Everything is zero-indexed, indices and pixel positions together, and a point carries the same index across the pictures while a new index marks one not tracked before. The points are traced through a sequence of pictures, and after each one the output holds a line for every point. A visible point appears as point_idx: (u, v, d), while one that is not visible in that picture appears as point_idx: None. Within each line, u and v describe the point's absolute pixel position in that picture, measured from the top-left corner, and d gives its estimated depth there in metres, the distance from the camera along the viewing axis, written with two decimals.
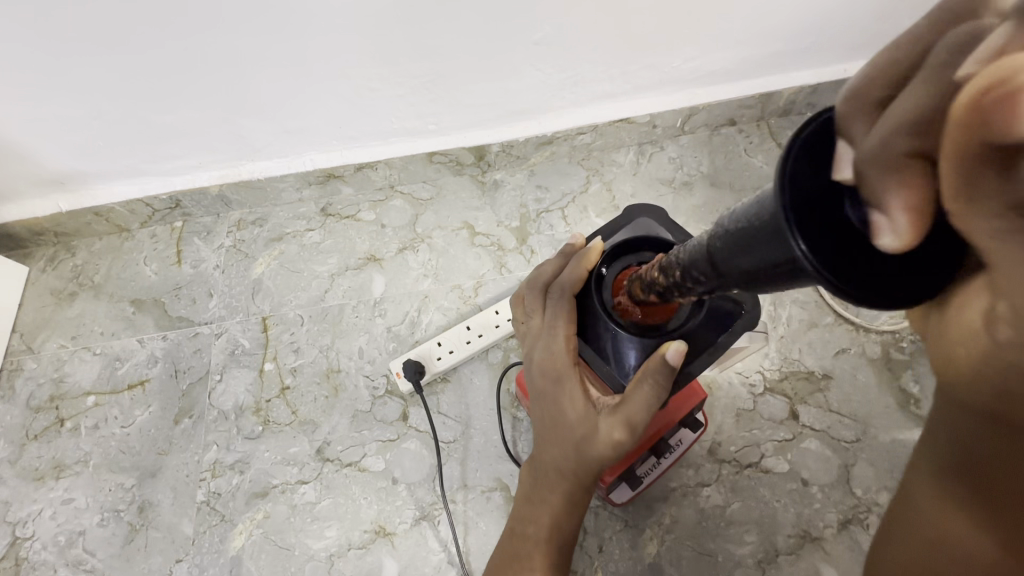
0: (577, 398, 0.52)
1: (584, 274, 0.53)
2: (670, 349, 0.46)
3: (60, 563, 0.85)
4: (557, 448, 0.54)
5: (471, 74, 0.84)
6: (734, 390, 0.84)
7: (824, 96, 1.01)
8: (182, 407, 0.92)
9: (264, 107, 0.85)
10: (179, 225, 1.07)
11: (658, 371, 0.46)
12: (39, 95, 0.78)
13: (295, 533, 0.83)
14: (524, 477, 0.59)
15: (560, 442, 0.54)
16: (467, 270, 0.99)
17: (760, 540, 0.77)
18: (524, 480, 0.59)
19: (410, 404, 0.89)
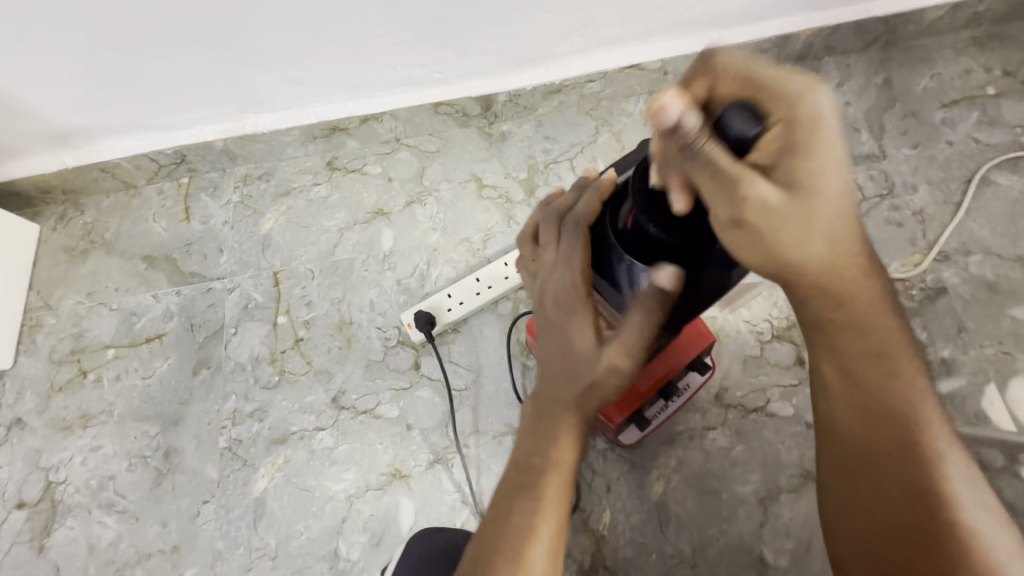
0: (586, 331, 0.53)
1: (600, 205, 0.52)
2: (661, 273, 0.46)
3: (93, 505, 0.89)
4: (565, 380, 0.54)
5: (477, 17, 0.82)
6: (741, 338, 0.85)
7: (841, 39, 0.98)
8: (199, 359, 0.95)
9: (266, 58, 0.84)
10: (186, 181, 1.07)
11: (655, 297, 0.47)
12: (34, 45, 0.76)
13: (315, 476, 0.86)
14: (525, 413, 0.58)
15: (567, 373, 0.54)
16: (475, 223, 0.99)
17: (763, 479, 0.79)
18: (525, 416, 0.58)
19: (422, 354, 0.91)
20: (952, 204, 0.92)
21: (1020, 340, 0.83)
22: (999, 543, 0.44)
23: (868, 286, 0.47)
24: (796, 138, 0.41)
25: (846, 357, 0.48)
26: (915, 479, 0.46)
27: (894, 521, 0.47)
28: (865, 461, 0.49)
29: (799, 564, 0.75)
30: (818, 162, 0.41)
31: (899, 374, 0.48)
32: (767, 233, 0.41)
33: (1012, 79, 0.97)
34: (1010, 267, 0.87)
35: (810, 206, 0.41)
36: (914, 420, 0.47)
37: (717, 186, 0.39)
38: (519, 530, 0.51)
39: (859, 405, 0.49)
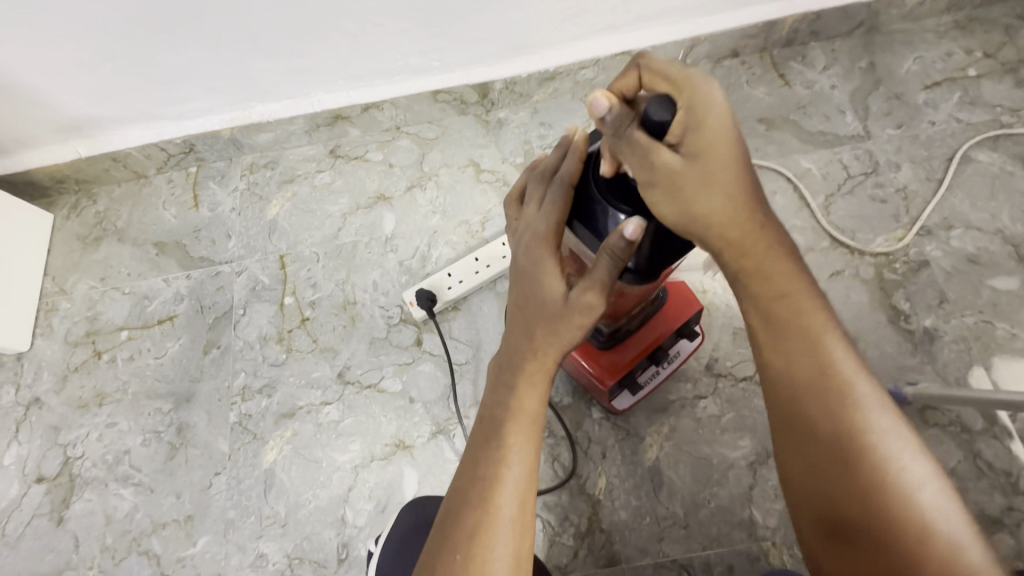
0: (551, 280, 0.53)
1: (582, 163, 0.51)
2: (629, 225, 0.45)
3: (110, 478, 0.92)
4: (529, 329, 0.55)
5: (472, 6, 0.86)
6: (730, 311, 0.88)
7: (827, 24, 1.01)
8: (209, 339, 0.98)
9: (272, 46, 0.87)
10: (194, 170, 1.11)
11: (619, 247, 0.46)
12: (49, 35, 0.79)
13: (322, 448, 0.90)
14: (490, 370, 0.58)
15: (533, 323, 0.54)
16: (474, 206, 1.02)
17: (753, 444, 0.82)
18: (490, 372, 0.58)
19: (424, 331, 0.95)
20: (934, 180, 0.95)
21: (999, 310, 0.86)
22: (937, 499, 0.42)
23: (767, 239, 0.47)
24: (703, 121, 0.43)
25: (766, 313, 0.48)
26: (848, 443, 0.44)
27: (839, 492, 0.44)
28: (801, 429, 0.46)
29: (787, 524, 0.79)
30: (714, 139, 0.44)
31: (814, 323, 0.47)
32: (679, 191, 0.44)
33: (992, 61, 1.01)
34: (990, 241, 0.90)
35: (711, 171, 0.44)
36: (835, 373, 0.45)
37: (634, 154, 0.44)
38: (485, 479, 0.50)
39: (784, 366, 0.47)
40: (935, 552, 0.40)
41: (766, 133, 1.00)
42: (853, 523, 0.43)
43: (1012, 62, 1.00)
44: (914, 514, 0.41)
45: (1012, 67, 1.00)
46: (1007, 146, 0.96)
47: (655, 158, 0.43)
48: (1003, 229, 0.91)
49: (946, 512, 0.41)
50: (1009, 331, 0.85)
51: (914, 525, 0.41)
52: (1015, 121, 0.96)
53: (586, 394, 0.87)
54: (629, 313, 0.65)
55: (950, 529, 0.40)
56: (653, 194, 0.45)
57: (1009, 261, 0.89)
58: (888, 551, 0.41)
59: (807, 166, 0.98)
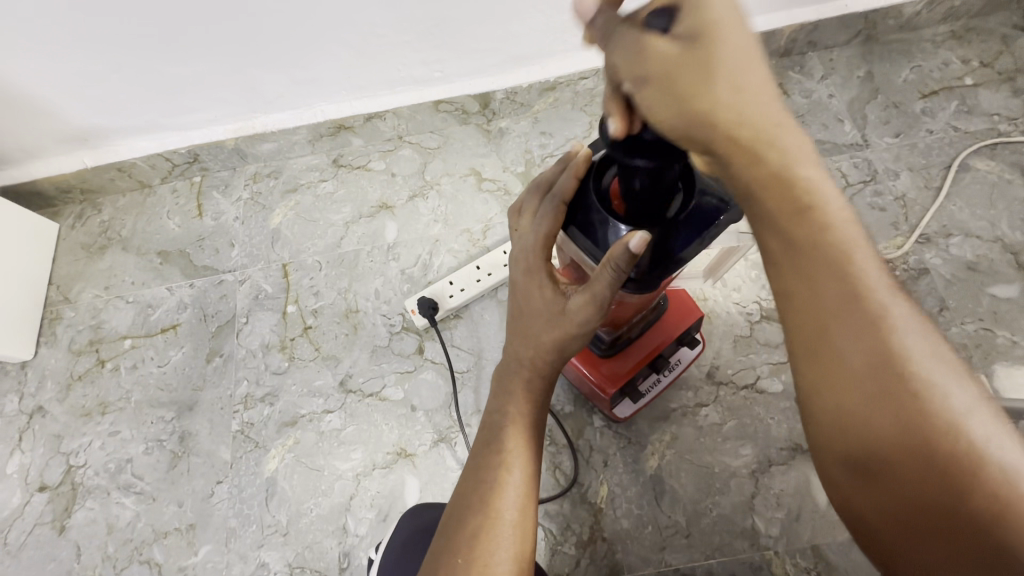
0: (545, 292, 0.54)
1: (577, 180, 0.50)
2: (633, 238, 0.44)
3: (112, 486, 0.93)
4: (526, 338, 0.55)
5: (472, 18, 0.87)
6: (731, 318, 0.89)
7: (824, 34, 1.02)
8: (212, 347, 0.99)
9: (276, 58, 0.88)
10: (198, 179, 1.12)
11: (620, 257, 0.45)
12: (60, 48, 0.81)
13: (324, 456, 0.90)
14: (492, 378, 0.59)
15: (529, 334, 0.55)
16: (475, 215, 1.03)
17: (755, 452, 0.82)
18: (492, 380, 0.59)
19: (425, 339, 0.95)
20: (933, 189, 0.95)
21: (999, 317, 0.87)
22: (988, 428, 0.37)
23: (780, 135, 0.41)
24: (704, 7, 0.40)
25: (785, 231, 0.41)
26: (887, 375, 0.38)
27: (879, 430, 0.38)
28: (832, 364, 0.40)
29: (789, 533, 0.78)
30: (718, 25, 0.40)
31: (840, 234, 0.41)
32: (674, 85, 0.39)
33: (989, 70, 1.01)
34: (989, 248, 0.91)
35: (714, 59, 0.39)
36: (871, 300, 0.39)
37: (624, 49, 0.41)
38: (486, 484, 0.51)
39: (808, 294, 0.41)
40: (989, 486, 0.35)
41: None
42: (896, 460, 0.38)
43: (1008, 70, 1.01)
44: (968, 449, 0.36)
45: (1009, 76, 1.01)
46: (1005, 154, 0.96)
47: (649, 48, 0.40)
48: (1002, 237, 0.91)
49: (999, 440, 0.36)
50: (1009, 338, 0.85)
51: (960, 448, 0.36)
52: (1012, 129, 0.97)
53: (587, 402, 0.87)
54: (630, 320, 0.66)
55: (1006, 459, 0.36)
56: (645, 85, 0.40)
57: (1008, 269, 0.89)
58: (937, 489, 0.37)
59: None
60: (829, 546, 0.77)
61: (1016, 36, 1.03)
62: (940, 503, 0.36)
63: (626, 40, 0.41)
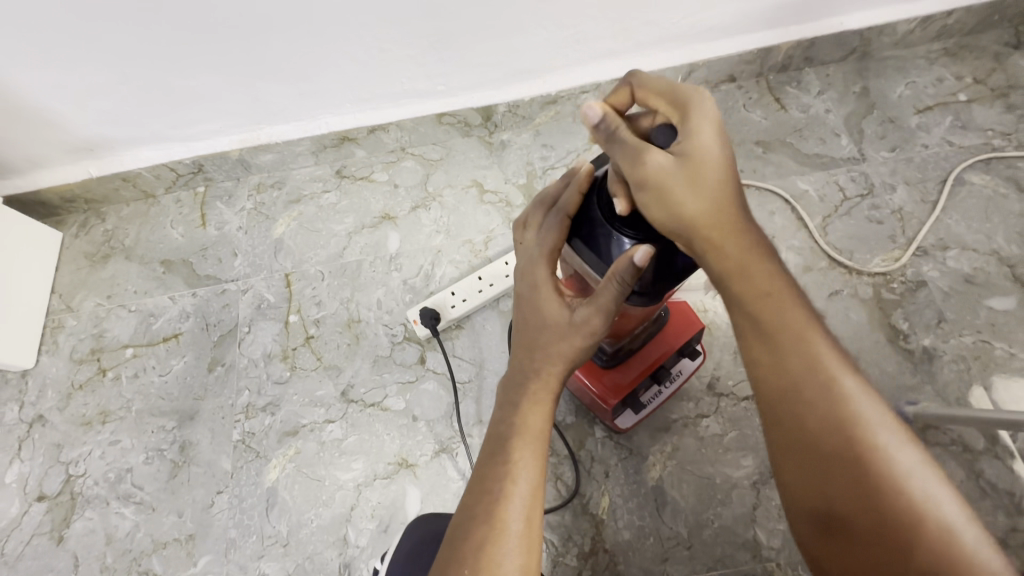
0: (551, 304, 0.55)
1: (581, 196, 0.52)
2: (638, 251, 0.46)
3: (111, 496, 0.92)
4: (532, 350, 0.56)
5: (476, 32, 0.88)
6: (731, 330, 0.89)
7: (821, 50, 1.04)
8: (214, 357, 0.99)
9: (281, 71, 0.90)
10: (202, 190, 1.13)
11: (625, 273, 0.47)
12: (68, 59, 0.82)
13: (325, 466, 0.90)
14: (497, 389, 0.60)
15: (536, 345, 0.56)
16: (477, 226, 1.04)
17: (756, 464, 0.82)
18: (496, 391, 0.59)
19: (427, 349, 0.96)
20: (929, 202, 0.97)
21: (997, 329, 0.87)
22: (933, 488, 0.42)
23: (741, 233, 0.47)
24: (695, 131, 0.45)
25: (750, 312, 0.47)
26: (839, 440, 0.44)
27: (837, 487, 0.44)
28: (795, 425, 0.46)
29: (791, 545, 0.78)
30: (705, 148, 0.45)
31: (799, 315, 0.47)
32: (666, 195, 0.45)
33: (983, 86, 1.03)
34: (986, 261, 0.92)
35: (699, 176, 0.45)
36: (825, 372, 0.45)
37: (627, 156, 0.46)
38: (491, 495, 0.51)
39: (772, 367, 0.47)
40: (929, 536, 0.40)
41: (763, 155, 1.02)
42: (851, 516, 0.43)
43: (1002, 87, 1.03)
44: (909, 503, 0.41)
45: (1002, 92, 1.03)
46: (1000, 168, 0.98)
47: (649, 158, 0.45)
48: (999, 250, 0.92)
49: (939, 495, 0.41)
50: (1007, 350, 0.86)
51: (909, 507, 0.41)
52: (1006, 144, 0.99)
53: (589, 413, 0.87)
54: (632, 332, 0.67)
55: (944, 512, 0.41)
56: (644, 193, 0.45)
57: (1005, 281, 0.90)
58: (887, 543, 0.41)
59: (804, 188, 1.00)
60: None
61: (1008, 53, 1.05)
62: (890, 555, 0.41)
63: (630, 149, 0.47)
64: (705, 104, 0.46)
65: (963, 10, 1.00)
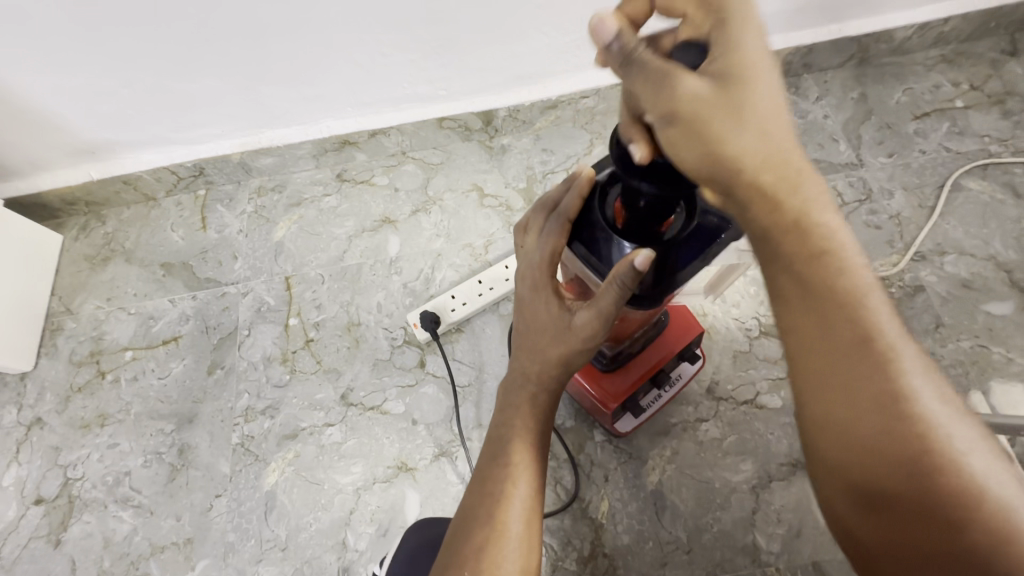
0: (552, 307, 0.55)
1: (582, 200, 0.52)
2: (638, 255, 0.45)
3: (110, 499, 0.92)
4: (533, 353, 0.56)
5: (477, 38, 0.89)
6: (730, 334, 0.90)
7: (819, 57, 1.05)
8: (213, 360, 0.99)
9: (283, 75, 0.90)
10: (203, 193, 1.13)
11: (625, 276, 0.47)
12: (72, 64, 0.82)
13: (324, 470, 0.90)
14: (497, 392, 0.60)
15: (536, 348, 0.56)
16: (478, 229, 1.04)
17: (755, 468, 0.82)
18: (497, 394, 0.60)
19: (427, 352, 0.96)
20: (927, 208, 0.97)
21: (994, 334, 0.88)
22: (992, 470, 0.38)
23: (796, 173, 0.43)
24: (733, 55, 0.42)
25: (794, 267, 0.43)
26: (892, 415, 0.39)
27: (880, 463, 0.40)
28: (837, 395, 0.41)
29: (790, 549, 0.78)
30: (750, 71, 0.42)
31: (850, 276, 0.42)
32: (701, 125, 0.41)
33: (979, 93, 1.04)
34: (983, 266, 0.92)
35: (742, 104, 0.42)
36: (878, 338, 0.41)
37: (649, 81, 0.43)
38: (492, 497, 0.51)
39: (816, 333, 0.42)
40: (982, 518, 0.37)
41: None
42: (892, 492, 0.39)
43: (998, 93, 1.04)
44: (964, 483, 0.37)
45: (998, 99, 1.03)
46: (996, 174, 0.98)
47: (681, 84, 0.42)
48: (996, 255, 0.93)
49: (999, 480, 0.38)
50: (1005, 355, 0.86)
51: (962, 488, 0.37)
52: (1003, 150, 0.99)
53: (588, 417, 0.87)
54: (631, 336, 0.67)
55: (1006, 499, 0.37)
56: (671, 123, 0.42)
57: (1002, 286, 0.91)
58: (940, 527, 0.37)
59: None
60: (829, 562, 0.77)
61: (1005, 60, 1.06)
62: (933, 533, 0.38)
63: (656, 70, 0.43)
64: (748, 24, 0.43)
65: (959, 17, 1.01)
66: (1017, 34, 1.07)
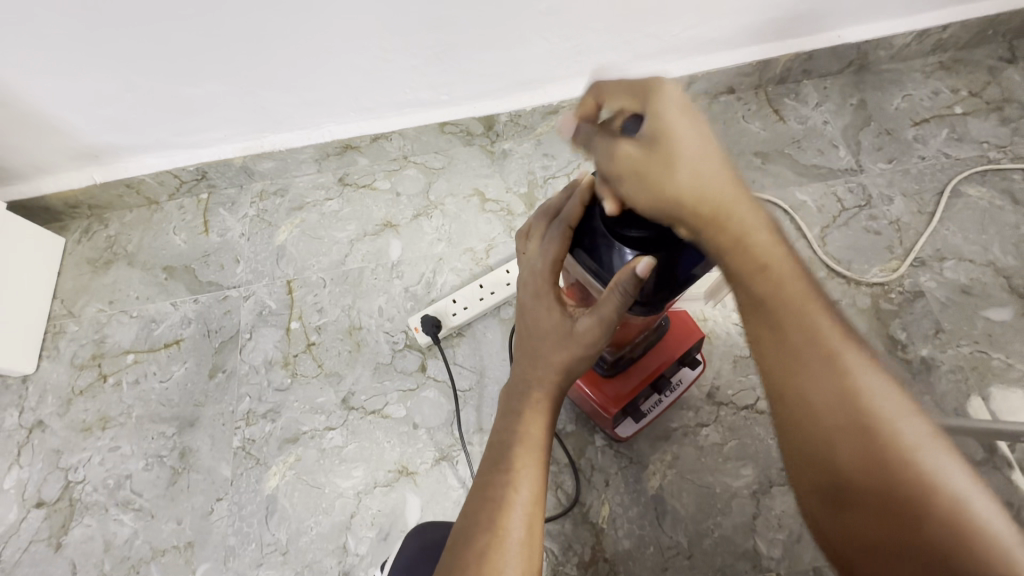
0: (554, 313, 0.56)
1: (583, 208, 0.52)
2: (640, 263, 0.47)
3: (110, 503, 0.92)
4: (535, 358, 0.57)
5: (479, 44, 0.90)
6: (731, 339, 0.90)
7: (818, 63, 1.05)
8: (215, 363, 0.99)
9: (285, 80, 0.91)
10: (205, 196, 1.13)
11: (627, 283, 0.47)
12: (76, 68, 0.83)
13: (325, 473, 0.90)
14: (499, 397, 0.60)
15: (538, 354, 0.56)
16: (479, 234, 1.05)
17: (755, 473, 0.83)
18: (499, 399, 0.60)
19: (428, 356, 0.96)
20: (926, 214, 0.98)
21: (994, 340, 0.88)
22: (945, 462, 0.40)
23: (738, 204, 0.47)
24: (662, 113, 0.46)
25: (749, 283, 0.46)
26: (845, 414, 0.43)
27: (840, 461, 0.42)
28: (796, 400, 0.45)
29: (791, 554, 0.78)
30: (676, 125, 0.46)
31: (798, 289, 0.46)
32: (646, 179, 0.46)
33: (978, 99, 1.05)
34: (982, 272, 0.93)
35: (674, 154, 0.46)
36: (826, 345, 0.45)
37: (600, 153, 0.48)
38: (493, 502, 0.52)
39: (773, 343, 0.46)
40: (938, 507, 0.39)
41: (762, 166, 1.04)
42: (856, 488, 0.42)
43: (997, 100, 1.04)
44: (919, 475, 0.40)
45: (997, 105, 1.04)
46: (995, 180, 0.99)
47: (619, 150, 0.47)
48: (995, 261, 0.93)
49: (947, 466, 0.40)
50: (1004, 361, 0.87)
51: (918, 480, 0.40)
52: (1001, 156, 1.00)
53: (589, 421, 0.87)
54: (633, 341, 0.67)
55: (953, 482, 0.39)
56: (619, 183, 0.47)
57: (1001, 292, 0.91)
58: (900, 518, 0.40)
59: (802, 199, 1.01)
60: (830, 568, 0.77)
61: (1003, 67, 1.06)
62: (897, 527, 0.40)
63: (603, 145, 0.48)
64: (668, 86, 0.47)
65: (958, 24, 1.01)
66: (1015, 41, 1.07)
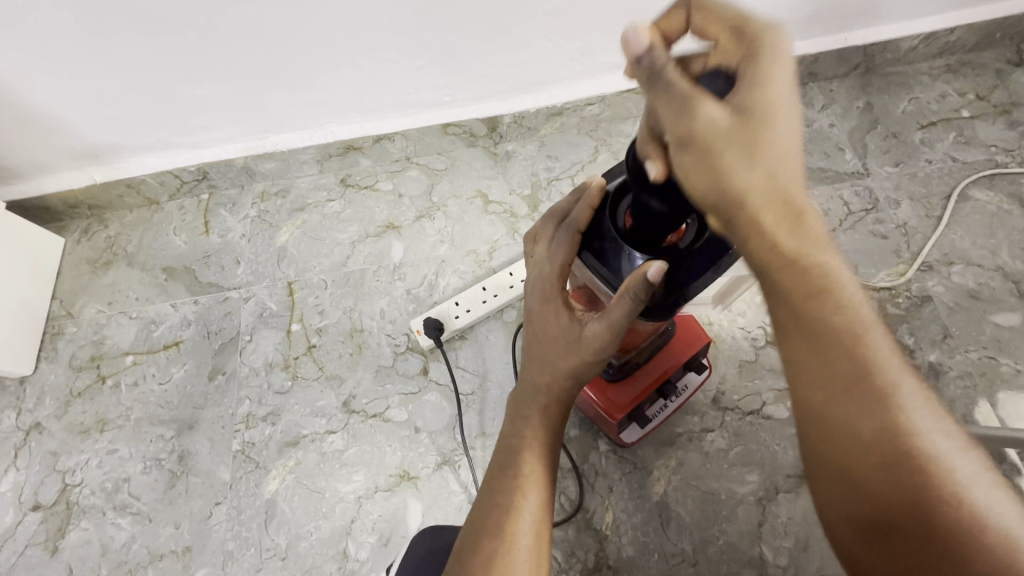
0: (562, 318, 0.55)
1: (592, 212, 0.51)
2: (652, 267, 0.45)
3: (108, 506, 0.91)
4: (544, 363, 0.56)
5: (483, 45, 0.89)
6: (737, 343, 0.89)
7: (824, 66, 1.05)
8: (215, 365, 0.98)
9: (288, 80, 0.90)
10: (206, 197, 1.12)
11: (637, 288, 0.46)
12: (76, 67, 0.82)
13: (325, 477, 0.89)
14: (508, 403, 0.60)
15: (546, 359, 0.56)
16: (482, 236, 1.04)
17: (761, 479, 0.82)
18: (508, 404, 0.59)
19: (430, 359, 0.95)
20: (933, 218, 0.97)
21: (1002, 345, 0.87)
22: (994, 498, 0.41)
23: (798, 218, 0.44)
24: (758, 88, 0.41)
25: (798, 310, 0.44)
26: (896, 451, 0.42)
27: (883, 496, 0.42)
28: (841, 432, 0.44)
29: (798, 562, 0.77)
30: (775, 105, 0.41)
31: (853, 319, 0.44)
32: (714, 159, 0.41)
33: (985, 103, 1.04)
34: (990, 277, 0.92)
35: (759, 141, 0.41)
36: (880, 378, 0.43)
37: (673, 103, 0.40)
38: (501, 507, 0.51)
39: (820, 375, 0.44)
40: (986, 545, 0.39)
41: None
42: (896, 522, 0.42)
43: (1005, 103, 1.04)
44: (968, 515, 0.40)
45: (1004, 109, 1.03)
46: (1003, 184, 0.98)
47: (701, 112, 0.40)
48: (1003, 265, 0.92)
49: (993, 502, 0.41)
50: (1013, 366, 0.86)
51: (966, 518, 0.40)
52: (1009, 160, 0.99)
53: (593, 427, 0.86)
54: (640, 346, 0.66)
55: (1002, 519, 0.40)
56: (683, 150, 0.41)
57: (1010, 297, 0.90)
58: (936, 555, 0.41)
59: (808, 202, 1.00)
60: None
61: (1010, 70, 1.06)
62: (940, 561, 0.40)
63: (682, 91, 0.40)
64: (781, 59, 0.41)
65: (965, 27, 1.01)
66: None
